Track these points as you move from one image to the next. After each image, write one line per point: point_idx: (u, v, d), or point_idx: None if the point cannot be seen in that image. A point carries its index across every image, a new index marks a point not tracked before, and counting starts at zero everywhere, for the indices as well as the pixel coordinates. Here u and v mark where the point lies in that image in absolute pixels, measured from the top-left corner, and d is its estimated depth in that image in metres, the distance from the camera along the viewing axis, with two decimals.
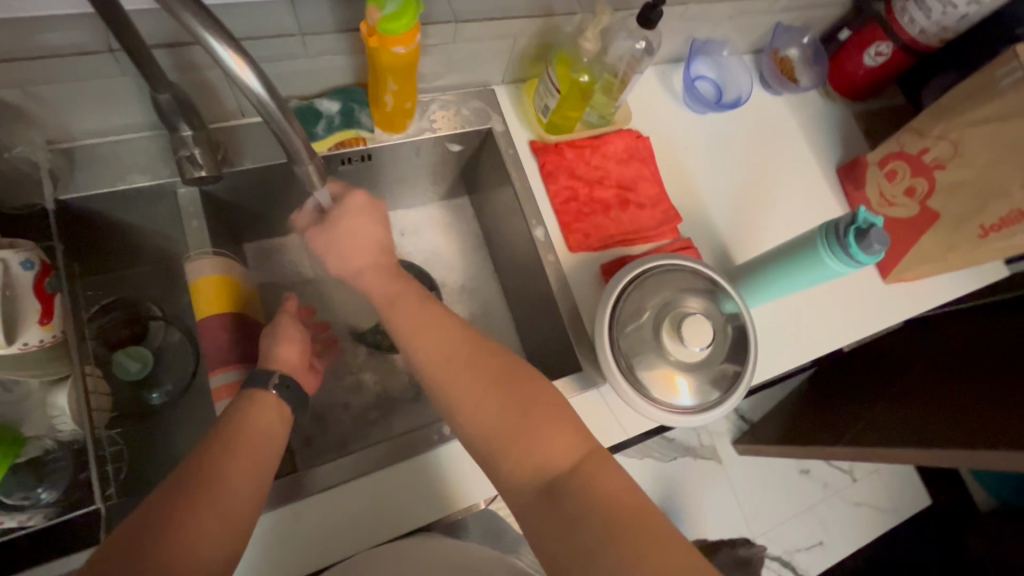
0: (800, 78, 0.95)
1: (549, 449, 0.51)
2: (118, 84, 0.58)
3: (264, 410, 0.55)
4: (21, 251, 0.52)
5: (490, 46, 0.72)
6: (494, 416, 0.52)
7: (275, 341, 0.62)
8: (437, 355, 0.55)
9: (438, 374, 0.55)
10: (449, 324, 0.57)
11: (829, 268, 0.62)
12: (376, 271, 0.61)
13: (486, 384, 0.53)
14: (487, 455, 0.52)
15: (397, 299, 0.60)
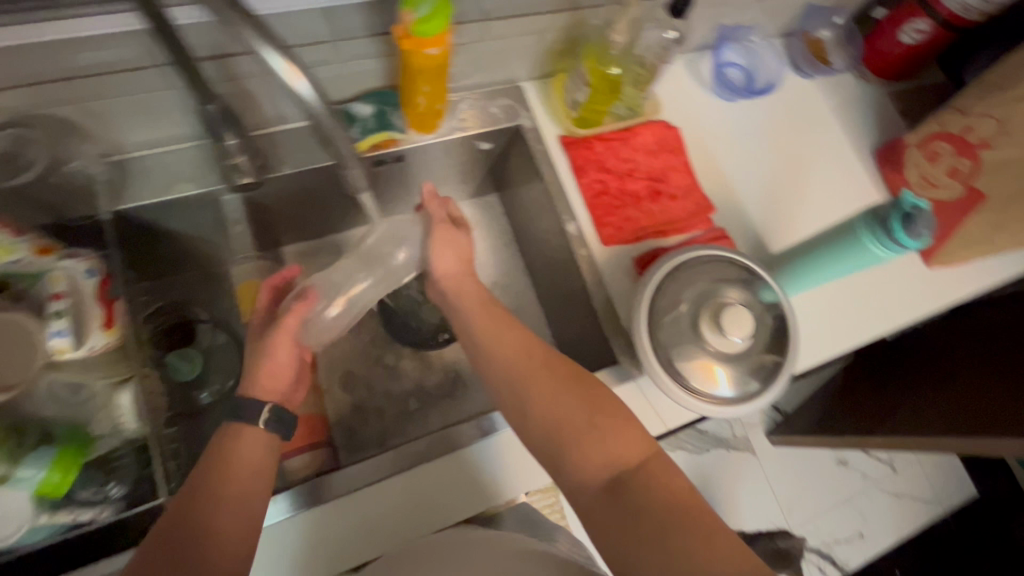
0: (833, 61, 0.93)
1: (621, 444, 0.52)
2: (165, 97, 0.60)
3: (252, 440, 0.54)
4: (83, 260, 0.56)
5: (519, 42, 0.73)
6: (554, 415, 0.53)
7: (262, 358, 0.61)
8: (504, 353, 0.57)
9: (506, 370, 0.57)
10: (491, 322, 0.60)
11: (872, 253, 0.63)
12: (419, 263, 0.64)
13: (532, 379, 0.55)
14: (551, 448, 0.53)
15: (464, 293, 0.64)
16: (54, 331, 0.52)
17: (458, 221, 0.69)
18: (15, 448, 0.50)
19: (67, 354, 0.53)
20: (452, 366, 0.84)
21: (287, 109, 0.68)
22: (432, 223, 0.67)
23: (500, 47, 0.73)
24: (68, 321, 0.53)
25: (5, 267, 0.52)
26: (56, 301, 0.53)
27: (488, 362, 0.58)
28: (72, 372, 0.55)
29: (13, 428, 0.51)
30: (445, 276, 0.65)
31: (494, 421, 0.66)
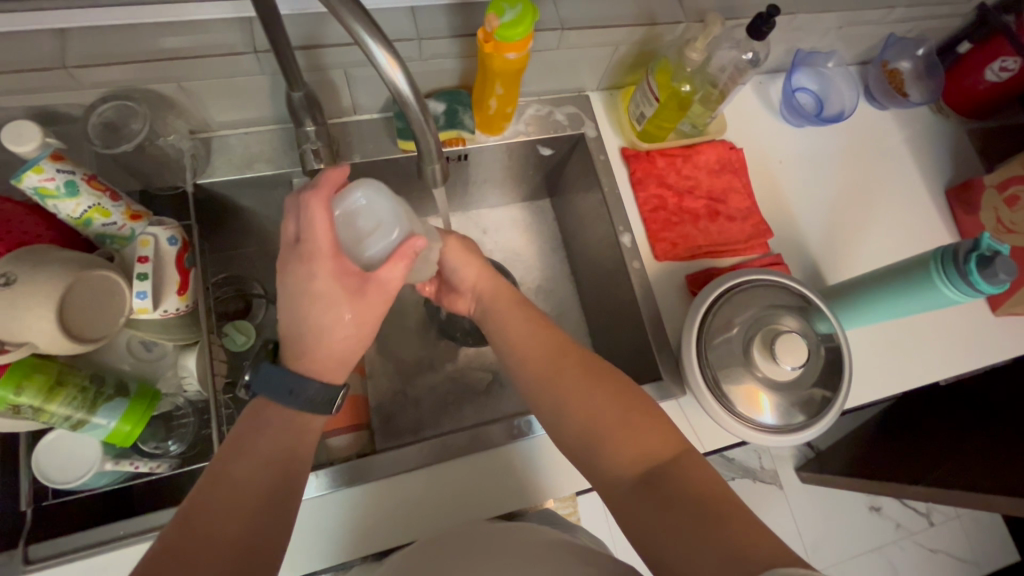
0: (909, 92, 0.90)
1: (650, 437, 0.51)
2: (257, 82, 0.64)
3: (301, 423, 0.48)
4: (167, 227, 0.58)
5: (594, 52, 0.74)
6: (588, 413, 0.53)
7: (348, 325, 0.49)
8: (537, 358, 0.58)
9: (537, 372, 0.57)
10: (534, 327, 0.60)
11: (942, 295, 0.59)
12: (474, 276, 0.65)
13: (568, 381, 0.55)
14: (583, 450, 0.53)
15: (495, 296, 0.64)
16: (136, 291, 0.54)
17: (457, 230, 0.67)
18: (93, 398, 0.53)
19: (145, 315, 0.56)
20: (491, 364, 0.85)
21: (363, 100, 0.71)
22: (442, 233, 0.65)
23: (574, 58, 0.74)
24: (149, 283, 0.55)
25: (102, 230, 0.56)
26: (141, 263, 0.55)
27: (518, 364, 0.59)
28: (148, 331, 0.58)
29: (93, 377, 0.54)
30: (476, 284, 0.65)
31: (532, 424, 0.66)
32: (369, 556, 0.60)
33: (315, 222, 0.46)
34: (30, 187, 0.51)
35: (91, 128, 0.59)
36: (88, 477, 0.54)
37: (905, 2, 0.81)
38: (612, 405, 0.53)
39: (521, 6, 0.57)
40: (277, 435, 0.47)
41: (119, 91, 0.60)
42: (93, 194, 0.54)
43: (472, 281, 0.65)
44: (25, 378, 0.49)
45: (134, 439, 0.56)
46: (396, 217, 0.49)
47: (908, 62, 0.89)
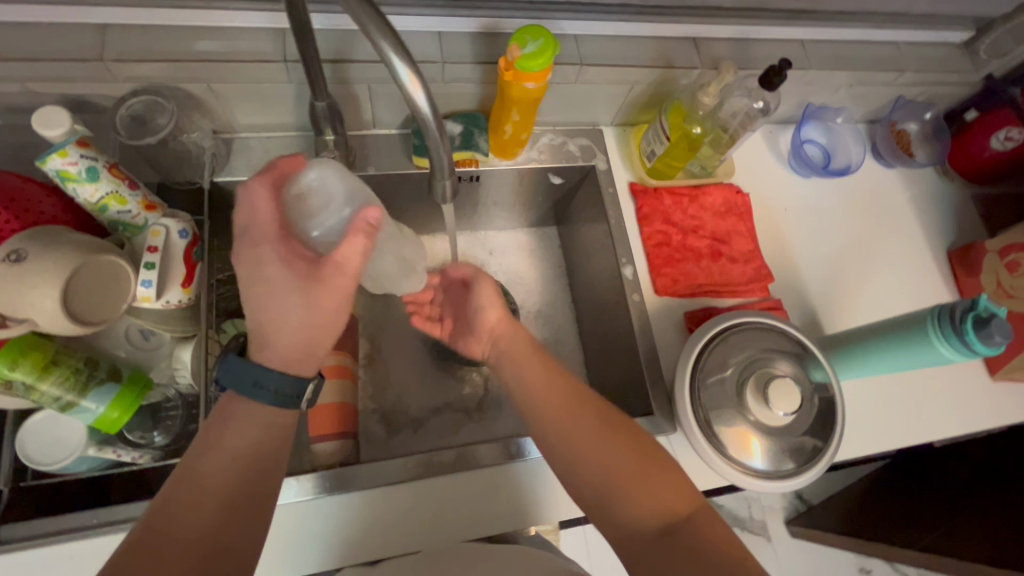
0: (915, 153, 0.92)
1: (667, 491, 0.50)
2: (283, 90, 0.67)
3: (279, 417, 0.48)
4: (179, 220, 0.59)
5: (610, 89, 0.76)
6: (606, 464, 0.52)
7: (315, 315, 0.48)
8: (554, 407, 0.56)
9: (559, 425, 0.55)
10: (543, 366, 0.60)
11: (936, 351, 0.59)
12: (500, 327, 0.65)
13: (581, 426, 0.54)
14: (596, 505, 0.52)
15: (515, 339, 0.63)
16: (141, 280, 0.55)
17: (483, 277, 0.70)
18: (84, 381, 0.53)
19: (147, 303, 0.56)
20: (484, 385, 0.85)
21: (384, 116, 0.73)
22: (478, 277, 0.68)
23: (591, 92, 0.77)
24: (154, 273, 0.56)
25: (116, 217, 0.58)
26: (150, 253, 0.56)
27: (528, 406, 0.57)
28: (147, 319, 0.58)
29: (88, 360, 0.54)
30: (495, 327, 0.65)
31: (522, 447, 0.66)
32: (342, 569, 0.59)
33: (260, 208, 0.49)
34: (53, 169, 0.53)
35: (118, 119, 0.61)
36: (69, 460, 0.54)
37: (914, 68, 0.84)
38: (629, 455, 0.52)
39: (544, 39, 0.59)
40: (245, 431, 0.46)
41: (149, 87, 0.62)
42: (113, 181, 0.55)
43: (491, 323, 0.65)
44: (21, 354, 0.49)
45: (119, 426, 0.56)
46: (348, 195, 0.49)
47: (916, 125, 0.92)
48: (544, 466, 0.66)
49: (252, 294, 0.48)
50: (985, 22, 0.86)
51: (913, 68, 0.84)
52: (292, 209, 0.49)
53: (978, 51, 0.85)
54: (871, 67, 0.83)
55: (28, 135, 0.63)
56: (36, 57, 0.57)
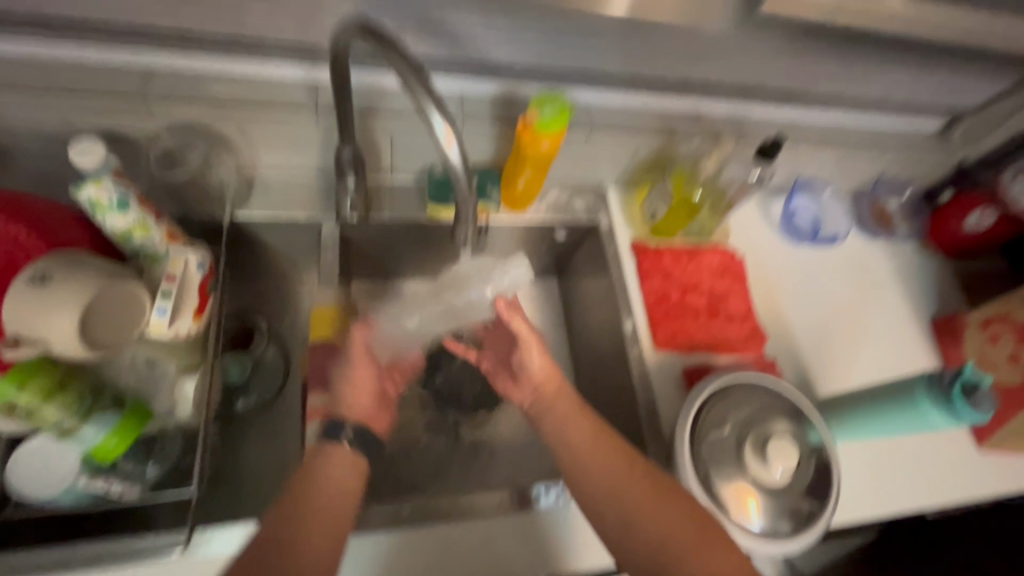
0: (897, 228, 0.99)
1: (719, 561, 0.55)
2: (309, 134, 0.70)
3: (339, 458, 0.59)
4: (198, 252, 0.60)
5: (615, 153, 0.82)
6: (660, 532, 0.57)
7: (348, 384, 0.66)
8: (604, 473, 0.61)
9: (616, 495, 0.59)
10: (592, 423, 0.64)
11: (929, 416, 0.61)
12: (550, 382, 0.68)
13: (635, 491, 0.59)
14: (653, 565, 0.57)
15: (558, 398, 0.67)
16: (156, 307, 0.56)
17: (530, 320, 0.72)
18: (88, 407, 0.53)
19: (158, 332, 0.57)
20: (480, 434, 0.83)
21: (402, 165, 0.77)
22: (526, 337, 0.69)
23: (597, 154, 0.82)
24: (169, 302, 0.57)
25: (140, 246, 0.59)
26: (167, 282, 0.57)
27: (581, 468, 0.61)
28: (153, 346, 0.58)
29: (94, 388, 0.54)
30: (542, 380, 0.68)
31: (537, 493, 0.66)
32: None
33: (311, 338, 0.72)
34: (86, 198, 0.55)
35: (152, 153, 0.66)
36: (61, 489, 0.53)
37: (894, 149, 0.91)
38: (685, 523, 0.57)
39: (560, 104, 0.64)
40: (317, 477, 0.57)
41: (184, 126, 0.65)
42: (142, 212, 0.57)
43: (538, 376, 0.68)
44: (29, 376, 0.48)
45: (116, 454, 0.55)
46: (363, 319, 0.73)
47: (896, 202, 0.99)
48: (553, 515, 0.66)
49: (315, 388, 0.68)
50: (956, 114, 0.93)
51: (892, 150, 0.92)
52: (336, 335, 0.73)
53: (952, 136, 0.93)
54: (856, 147, 0.89)
55: (58, 164, 0.65)
56: (85, 91, 0.60)
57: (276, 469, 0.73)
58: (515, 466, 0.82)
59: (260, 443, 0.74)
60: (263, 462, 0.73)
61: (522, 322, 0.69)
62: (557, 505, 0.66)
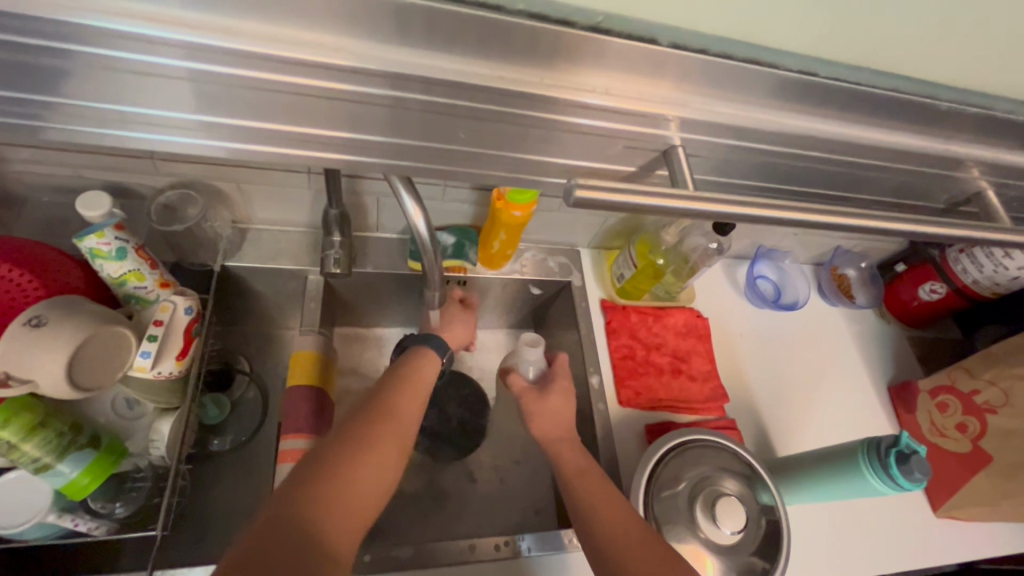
0: (856, 296, 1.04)
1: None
2: (300, 194, 0.76)
3: (407, 403, 0.63)
4: (187, 298, 0.64)
5: (586, 219, 0.88)
6: (638, 555, 0.57)
7: (457, 320, 0.80)
8: (595, 489, 0.64)
9: (600, 516, 0.61)
10: (580, 453, 0.69)
11: (869, 479, 0.63)
12: (558, 435, 0.71)
13: (616, 515, 0.61)
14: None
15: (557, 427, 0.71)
16: (141, 350, 0.60)
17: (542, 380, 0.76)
18: (66, 444, 0.55)
19: (141, 373, 0.60)
20: (451, 481, 0.85)
21: (387, 223, 0.83)
22: (523, 399, 0.74)
23: (570, 220, 0.88)
24: (154, 345, 0.60)
25: (132, 291, 0.63)
26: (155, 326, 0.61)
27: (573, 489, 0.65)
28: (134, 388, 0.61)
29: (73, 425, 0.56)
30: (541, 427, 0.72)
31: (518, 544, 0.70)
32: None
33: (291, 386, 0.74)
34: (87, 247, 0.59)
35: (152, 207, 0.71)
36: (28, 524, 0.54)
37: None
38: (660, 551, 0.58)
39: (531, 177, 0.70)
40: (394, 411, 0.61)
41: (186, 183, 0.71)
42: (137, 261, 0.61)
43: (542, 433, 0.71)
44: (13, 415, 0.51)
45: (85, 493, 0.57)
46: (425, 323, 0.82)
47: (855, 270, 1.06)
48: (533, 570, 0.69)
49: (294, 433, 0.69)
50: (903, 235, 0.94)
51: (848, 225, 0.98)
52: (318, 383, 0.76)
53: None
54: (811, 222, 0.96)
55: (67, 213, 0.70)
56: (89, 150, 0.64)
57: (245, 508, 0.75)
58: (482, 515, 0.84)
59: (228, 484, 0.77)
60: (233, 501, 0.75)
61: (518, 382, 0.75)
62: (515, 555, 0.69)
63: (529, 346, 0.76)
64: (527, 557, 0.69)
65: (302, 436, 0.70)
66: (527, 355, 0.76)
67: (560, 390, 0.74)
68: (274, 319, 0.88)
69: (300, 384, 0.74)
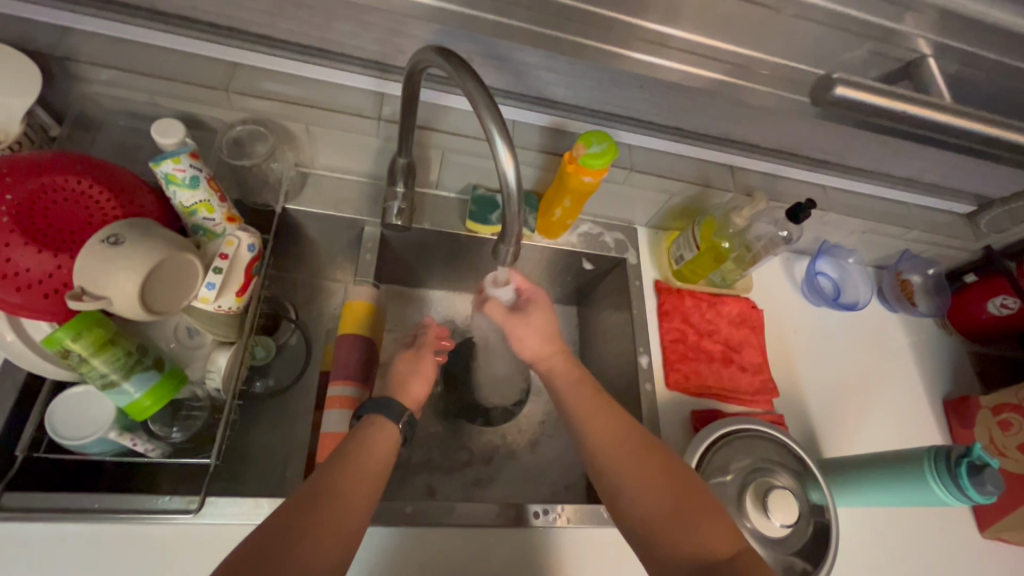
0: (918, 304, 0.99)
1: (708, 532, 0.54)
2: (367, 141, 0.75)
3: (354, 496, 0.53)
4: (251, 235, 0.63)
5: (649, 196, 0.86)
6: (650, 501, 0.56)
7: (412, 375, 0.70)
8: (600, 426, 0.63)
9: (611, 459, 0.60)
10: (577, 386, 0.67)
11: (932, 485, 0.60)
12: (549, 356, 0.71)
13: (626, 461, 0.60)
14: (637, 522, 0.57)
15: (552, 356, 0.71)
16: (206, 281, 0.59)
17: (522, 299, 0.73)
18: (132, 363, 0.55)
19: (203, 304, 0.60)
20: (487, 448, 0.85)
21: (448, 180, 0.82)
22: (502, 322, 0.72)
23: (632, 196, 0.86)
24: (219, 277, 0.60)
25: (200, 222, 0.63)
26: (220, 259, 0.60)
27: (577, 426, 0.64)
28: (197, 319, 0.62)
29: (138, 347, 0.57)
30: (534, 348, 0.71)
31: (529, 512, 0.68)
32: None
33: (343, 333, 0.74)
34: (163, 172, 0.59)
35: (222, 141, 0.71)
36: (92, 438, 0.55)
37: (921, 227, 0.92)
38: (675, 494, 0.57)
39: (607, 143, 0.68)
40: (337, 509, 0.52)
41: (257, 119, 0.71)
42: (208, 191, 0.61)
43: (529, 349, 0.71)
44: (85, 328, 0.51)
45: (147, 415, 0.58)
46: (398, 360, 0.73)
47: (920, 277, 1.01)
48: (554, 539, 0.68)
49: (346, 374, 0.71)
50: (997, 221, 0.92)
51: (925, 228, 0.93)
52: (373, 333, 0.76)
53: (978, 222, 0.94)
54: (887, 220, 0.91)
55: (140, 140, 0.71)
56: (169, 75, 0.64)
57: (284, 450, 0.76)
58: (517, 483, 0.83)
59: (268, 424, 0.77)
60: (273, 442, 0.76)
61: (493, 305, 0.72)
62: (551, 526, 0.68)
63: (495, 287, 0.71)
64: (563, 527, 0.68)
65: (353, 384, 0.70)
66: (498, 295, 0.71)
67: (537, 304, 0.73)
68: (324, 269, 0.88)
69: (351, 332, 0.74)
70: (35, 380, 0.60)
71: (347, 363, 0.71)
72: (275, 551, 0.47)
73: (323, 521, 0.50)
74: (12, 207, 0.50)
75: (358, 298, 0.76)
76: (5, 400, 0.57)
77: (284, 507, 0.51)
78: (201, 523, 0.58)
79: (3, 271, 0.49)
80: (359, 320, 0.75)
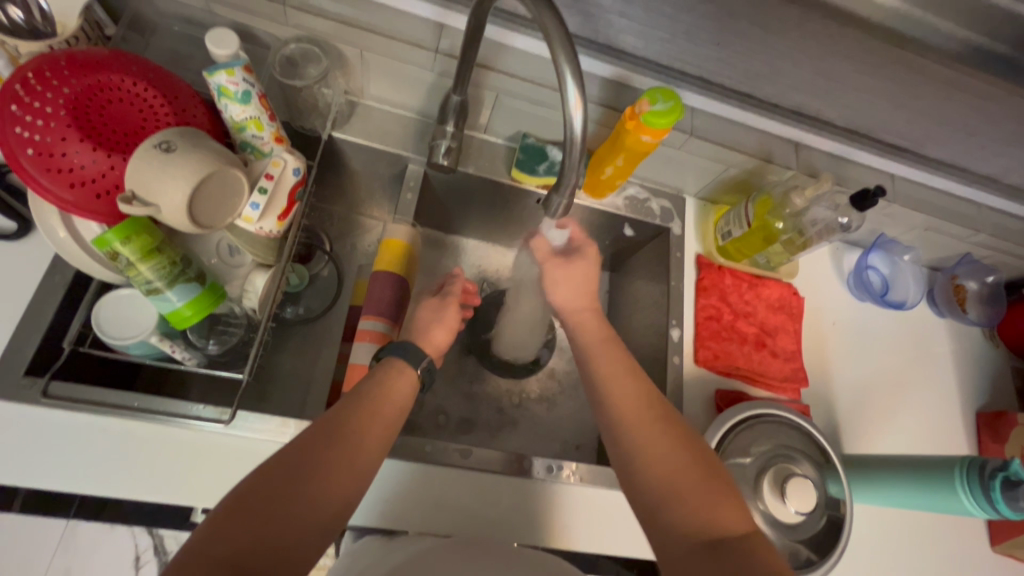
0: (969, 312, 0.95)
1: (717, 511, 0.53)
2: (420, 76, 0.72)
3: (374, 433, 0.55)
4: (297, 158, 0.61)
5: (703, 167, 0.82)
6: (661, 474, 0.56)
7: (436, 322, 0.70)
8: (619, 395, 0.62)
9: (626, 428, 0.60)
10: (601, 349, 0.67)
11: (960, 492, 0.59)
12: (582, 316, 0.70)
13: (642, 434, 0.59)
14: (645, 495, 0.56)
15: (579, 320, 0.70)
16: (250, 200, 0.59)
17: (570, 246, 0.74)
18: (176, 274, 0.56)
19: (246, 224, 0.60)
20: (504, 401, 0.86)
21: (499, 126, 0.79)
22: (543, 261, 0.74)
23: (686, 164, 0.82)
24: (263, 198, 0.59)
25: (249, 139, 0.62)
26: (266, 179, 0.59)
27: (597, 392, 0.64)
28: (240, 237, 0.62)
29: (182, 258, 0.57)
30: (568, 306, 0.71)
31: (538, 466, 0.69)
32: (367, 525, 0.63)
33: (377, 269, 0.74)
34: (216, 83, 0.57)
35: (275, 58, 0.68)
36: (133, 340, 0.57)
37: (990, 231, 0.87)
38: (686, 470, 0.56)
39: (673, 103, 0.64)
40: (355, 441, 0.53)
41: (310, 38, 0.68)
42: (259, 108, 0.60)
43: (568, 305, 0.71)
44: (133, 233, 0.52)
45: (187, 326, 0.59)
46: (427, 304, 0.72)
47: (976, 284, 0.96)
48: (560, 494, 0.70)
49: (376, 309, 0.71)
50: None
51: (995, 232, 0.87)
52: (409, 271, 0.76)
53: None
54: (956, 220, 0.85)
55: (193, 49, 0.69)
56: None
57: (308, 376, 0.78)
58: (529, 437, 0.84)
59: (296, 350, 0.79)
60: (298, 368, 0.78)
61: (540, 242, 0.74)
62: (559, 481, 0.69)
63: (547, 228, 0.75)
64: (574, 485, 0.70)
65: (383, 320, 0.70)
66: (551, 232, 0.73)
67: (575, 258, 0.72)
68: (362, 204, 0.87)
69: (386, 269, 0.74)
70: (81, 280, 0.62)
71: (377, 300, 0.71)
72: (288, 472, 0.49)
73: (337, 451, 0.52)
74: (70, 102, 0.49)
75: (397, 236, 0.75)
76: (55, 294, 0.59)
77: (305, 433, 0.53)
78: (228, 433, 0.60)
79: (59, 166, 0.49)
80: (394, 257, 0.74)
